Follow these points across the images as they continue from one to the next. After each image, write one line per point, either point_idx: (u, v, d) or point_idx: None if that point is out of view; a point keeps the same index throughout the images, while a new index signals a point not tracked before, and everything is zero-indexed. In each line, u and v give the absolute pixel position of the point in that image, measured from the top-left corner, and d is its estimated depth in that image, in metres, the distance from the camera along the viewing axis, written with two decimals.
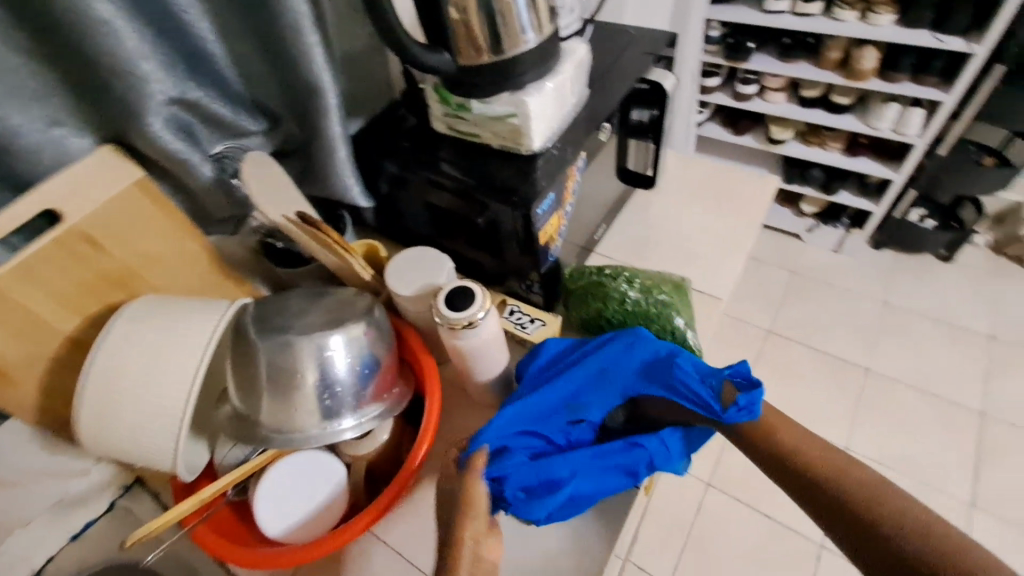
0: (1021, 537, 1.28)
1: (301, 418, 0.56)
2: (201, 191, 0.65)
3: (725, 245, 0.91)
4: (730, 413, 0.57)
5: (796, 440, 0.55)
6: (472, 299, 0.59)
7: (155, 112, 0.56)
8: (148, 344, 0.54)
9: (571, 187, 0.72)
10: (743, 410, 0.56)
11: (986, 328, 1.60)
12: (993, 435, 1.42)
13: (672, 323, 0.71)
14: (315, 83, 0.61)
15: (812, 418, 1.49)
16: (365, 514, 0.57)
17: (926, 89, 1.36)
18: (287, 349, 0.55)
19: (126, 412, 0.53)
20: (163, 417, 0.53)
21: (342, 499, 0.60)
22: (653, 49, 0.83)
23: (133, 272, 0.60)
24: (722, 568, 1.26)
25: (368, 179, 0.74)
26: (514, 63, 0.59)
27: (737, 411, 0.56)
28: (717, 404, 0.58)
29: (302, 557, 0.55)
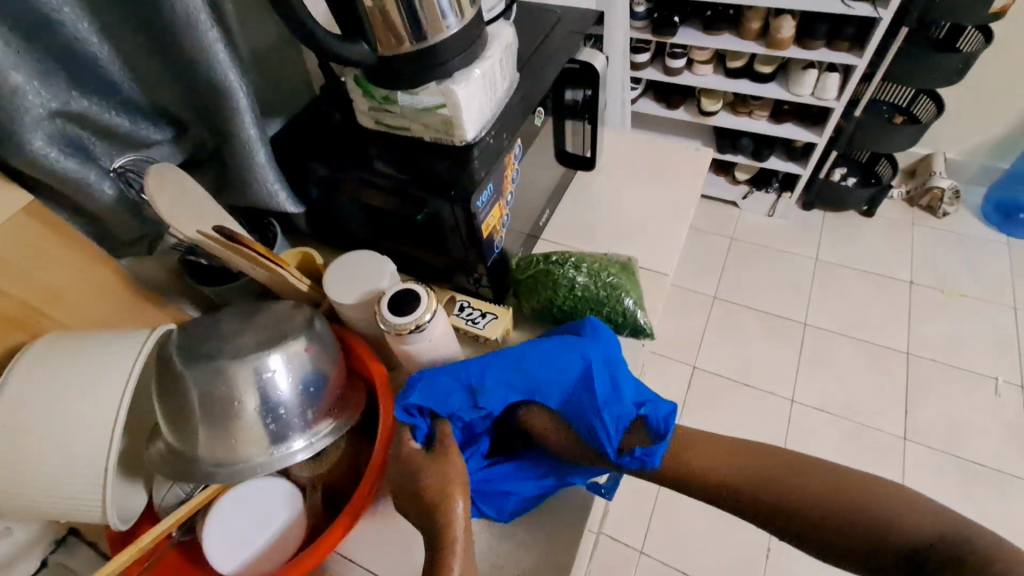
0: (947, 462, 1.41)
1: (246, 447, 0.52)
2: (103, 212, 0.59)
3: (666, 221, 0.92)
4: (624, 460, 0.55)
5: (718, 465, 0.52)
6: (417, 302, 0.57)
7: (35, 128, 0.50)
8: (60, 388, 0.48)
9: (510, 175, 0.70)
10: (637, 460, 0.54)
11: (905, 275, 1.73)
12: (920, 373, 1.54)
13: (622, 305, 0.72)
14: (222, 83, 0.56)
15: (760, 375, 1.57)
16: (328, 535, 0.54)
17: (840, 54, 1.43)
18: (219, 376, 0.51)
19: (44, 465, 0.47)
20: (86, 467, 0.48)
21: (300, 523, 0.57)
22: (581, 28, 0.82)
23: (33, 309, 0.54)
24: (689, 526, 1.31)
25: (295, 183, 0.70)
26: (438, 50, 0.57)
27: (630, 460, 0.55)
28: (613, 444, 0.56)
29: None
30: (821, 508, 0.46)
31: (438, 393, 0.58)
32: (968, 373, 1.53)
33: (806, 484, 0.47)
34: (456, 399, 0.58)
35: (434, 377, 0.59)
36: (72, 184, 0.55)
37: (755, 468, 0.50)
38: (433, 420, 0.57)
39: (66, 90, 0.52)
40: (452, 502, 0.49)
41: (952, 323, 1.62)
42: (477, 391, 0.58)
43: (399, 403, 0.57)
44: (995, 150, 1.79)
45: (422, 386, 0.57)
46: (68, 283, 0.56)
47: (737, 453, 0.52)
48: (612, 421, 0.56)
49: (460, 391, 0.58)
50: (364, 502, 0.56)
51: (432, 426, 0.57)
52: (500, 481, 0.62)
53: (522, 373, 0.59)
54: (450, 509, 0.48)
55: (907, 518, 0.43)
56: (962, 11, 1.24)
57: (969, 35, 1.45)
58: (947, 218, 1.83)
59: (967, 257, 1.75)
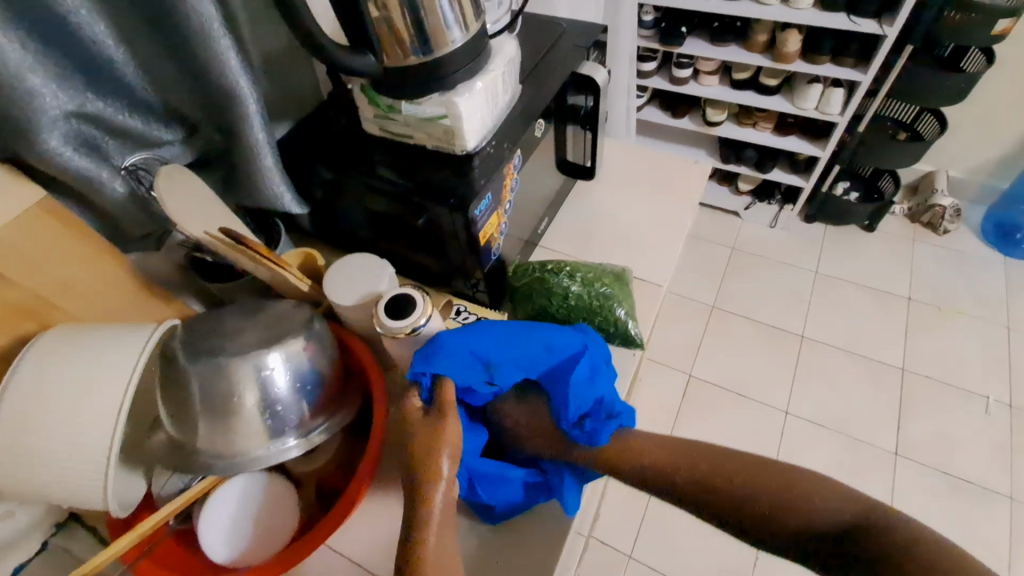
0: (938, 480, 1.42)
1: (244, 441, 0.54)
2: (115, 209, 0.61)
3: (664, 231, 0.94)
4: (573, 432, 0.59)
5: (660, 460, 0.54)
6: (414, 306, 0.59)
7: (50, 128, 0.52)
8: (67, 379, 0.50)
9: (509, 185, 0.71)
10: (585, 433, 0.58)
11: (904, 290, 1.74)
12: (915, 390, 1.55)
13: (613, 315, 0.74)
14: (232, 88, 0.58)
15: (755, 386, 1.58)
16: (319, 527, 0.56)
17: (845, 70, 1.44)
18: (220, 372, 0.53)
19: (47, 452, 0.49)
20: (88, 456, 0.49)
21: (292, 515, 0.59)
22: (585, 41, 0.83)
23: (43, 300, 0.56)
24: (677, 533, 1.33)
25: (301, 185, 0.72)
26: (442, 63, 0.59)
27: (578, 433, 0.59)
28: (570, 415, 0.59)
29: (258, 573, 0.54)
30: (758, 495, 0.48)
31: (456, 360, 0.57)
32: (961, 391, 1.54)
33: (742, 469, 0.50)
34: (472, 373, 0.58)
35: (450, 344, 0.58)
36: (84, 181, 0.56)
37: (690, 458, 0.53)
38: (435, 378, 0.57)
39: (82, 93, 0.54)
40: (437, 467, 0.50)
41: (949, 340, 1.63)
42: (494, 367, 0.59)
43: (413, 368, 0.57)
44: (996, 170, 1.80)
45: (442, 352, 0.57)
46: (78, 276, 0.58)
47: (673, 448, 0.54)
48: (575, 404, 0.60)
49: (473, 360, 0.59)
50: (362, 490, 0.57)
51: (436, 387, 0.56)
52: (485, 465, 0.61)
53: (530, 339, 0.62)
54: (429, 489, 0.49)
55: (828, 502, 0.46)
56: (968, 31, 1.26)
57: (973, 55, 1.48)
58: (947, 235, 1.84)
59: (967, 276, 1.75)
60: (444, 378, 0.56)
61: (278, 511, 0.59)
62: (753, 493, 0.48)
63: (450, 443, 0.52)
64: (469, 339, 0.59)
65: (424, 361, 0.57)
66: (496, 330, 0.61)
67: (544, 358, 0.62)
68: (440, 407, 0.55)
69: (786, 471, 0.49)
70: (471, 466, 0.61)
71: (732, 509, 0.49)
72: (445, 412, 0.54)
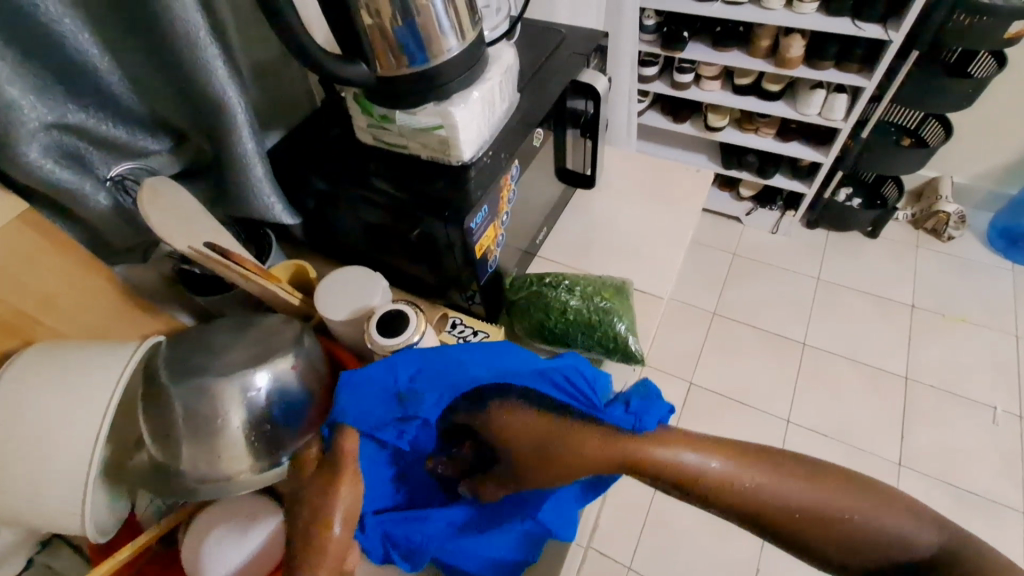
0: (942, 490, 1.40)
1: (230, 464, 0.52)
2: (99, 221, 0.59)
3: (664, 240, 0.92)
4: (613, 412, 0.49)
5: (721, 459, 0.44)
6: (407, 321, 0.57)
7: (31, 141, 0.49)
8: (43, 402, 0.48)
9: (506, 196, 0.70)
10: (629, 413, 0.48)
11: (908, 298, 1.72)
12: (918, 397, 1.53)
13: (613, 329, 0.71)
14: (221, 99, 0.56)
15: (757, 394, 1.56)
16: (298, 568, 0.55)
17: (849, 76, 1.43)
18: (204, 395, 0.51)
19: (19, 479, 0.47)
20: (61, 485, 0.47)
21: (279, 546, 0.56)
22: (585, 48, 0.81)
23: (26, 315, 0.54)
24: (678, 543, 1.32)
25: (293, 196, 0.70)
26: (438, 71, 0.57)
27: (624, 412, 0.48)
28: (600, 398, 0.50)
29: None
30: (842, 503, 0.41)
31: (361, 400, 0.55)
32: (966, 400, 1.52)
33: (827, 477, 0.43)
34: (383, 408, 0.55)
35: (353, 385, 0.55)
36: (67, 194, 0.54)
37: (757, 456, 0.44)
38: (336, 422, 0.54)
39: (64, 104, 0.52)
40: (327, 530, 0.49)
41: (952, 348, 1.61)
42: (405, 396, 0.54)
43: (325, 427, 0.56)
44: (1001, 175, 1.79)
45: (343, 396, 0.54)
46: (61, 290, 0.57)
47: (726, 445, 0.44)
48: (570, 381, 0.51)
49: (382, 400, 0.55)
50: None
51: (332, 432, 0.54)
52: (401, 530, 0.57)
53: (454, 354, 0.55)
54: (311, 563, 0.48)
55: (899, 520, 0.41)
56: (976, 36, 1.24)
57: (981, 59, 1.45)
58: (951, 242, 1.82)
59: (970, 282, 1.74)
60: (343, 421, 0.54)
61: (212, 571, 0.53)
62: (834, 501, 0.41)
63: (346, 499, 0.51)
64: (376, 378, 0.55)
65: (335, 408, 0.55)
66: (435, 347, 0.56)
67: (475, 374, 0.54)
68: (333, 465, 0.52)
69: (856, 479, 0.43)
70: (388, 529, 0.58)
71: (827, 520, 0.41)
72: (336, 471, 0.52)
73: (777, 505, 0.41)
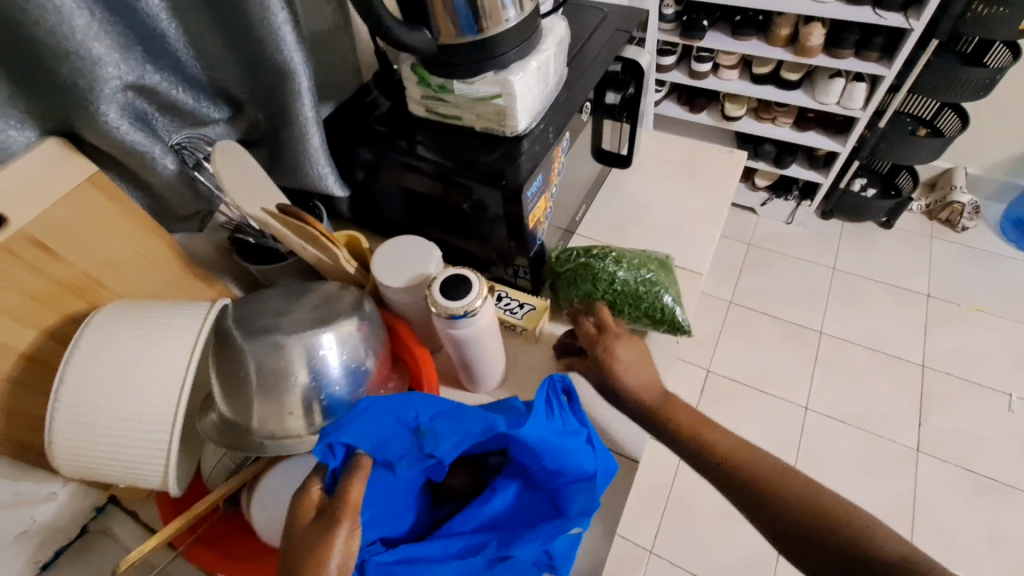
0: (959, 475, 1.41)
1: (292, 421, 0.53)
2: (164, 186, 0.59)
3: (699, 219, 0.93)
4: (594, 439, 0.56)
5: (722, 440, 0.57)
6: (469, 287, 0.57)
7: (110, 100, 0.50)
8: (116, 358, 0.47)
9: (556, 168, 0.71)
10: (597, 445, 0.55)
11: (923, 287, 1.73)
12: (935, 385, 1.55)
13: (660, 301, 0.72)
14: (287, 65, 0.56)
15: (775, 381, 1.57)
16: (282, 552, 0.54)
17: (869, 64, 1.43)
18: (276, 350, 0.52)
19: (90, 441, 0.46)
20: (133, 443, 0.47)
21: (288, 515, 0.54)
22: (626, 26, 0.82)
23: (91, 278, 0.56)
24: (698, 526, 1.33)
25: (342, 168, 0.71)
26: (497, 40, 0.58)
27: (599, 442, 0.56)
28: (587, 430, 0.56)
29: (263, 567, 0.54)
30: (807, 498, 0.51)
31: (377, 430, 0.49)
32: (981, 387, 1.54)
33: (798, 484, 0.52)
34: (400, 442, 0.50)
35: (367, 424, 0.49)
36: (136, 156, 0.54)
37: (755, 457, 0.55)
38: (351, 453, 0.47)
39: (142, 65, 0.52)
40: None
41: (969, 336, 1.63)
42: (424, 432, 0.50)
43: (321, 440, 0.48)
44: (1014, 166, 1.80)
45: (357, 431, 0.48)
46: (123, 254, 0.58)
47: (746, 444, 0.57)
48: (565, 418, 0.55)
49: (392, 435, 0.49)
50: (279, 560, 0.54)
51: (346, 464, 0.46)
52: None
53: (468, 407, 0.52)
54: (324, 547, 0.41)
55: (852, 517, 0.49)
56: (994, 24, 1.25)
57: (997, 51, 1.44)
58: (965, 232, 1.83)
59: (985, 272, 1.75)
60: (361, 452, 0.47)
61: (269, 535, 0.54)
62: (795, 501, 0.51)
63: (342, 541, 0.41)
64: (391, 414, 0.50)
65: (349, 431, 0.48)
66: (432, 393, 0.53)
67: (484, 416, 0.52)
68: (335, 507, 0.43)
69: (819, 493, 0.51)
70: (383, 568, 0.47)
71: (780, 514, 0.52)
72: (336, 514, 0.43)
73: (761, 469, 0.54)
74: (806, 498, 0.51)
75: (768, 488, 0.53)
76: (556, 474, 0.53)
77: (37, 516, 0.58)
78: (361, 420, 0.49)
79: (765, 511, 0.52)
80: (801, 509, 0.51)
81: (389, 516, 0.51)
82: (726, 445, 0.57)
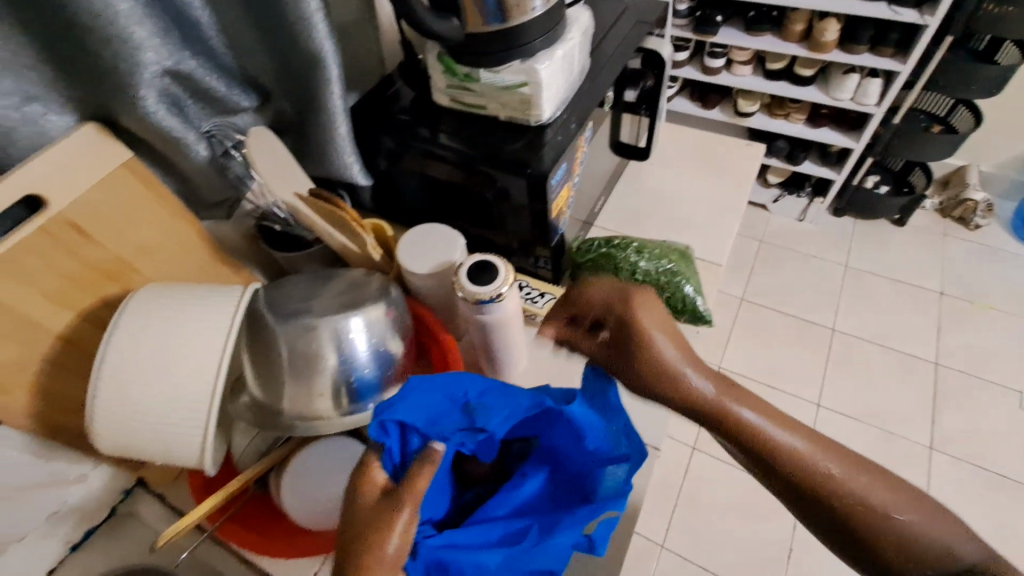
0: (971, 472, 1.41)
1: (320, 404, 0.54)
2: (195, 173, 0.60)
3: (717, 212, 0.93)
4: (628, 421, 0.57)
5: (769, 421, 0.43)
6: (496, 273, 0.58)
7: (149, 85, 0.51)
8: (153, 338, 0.48)
9: (578, 158, 0.71)
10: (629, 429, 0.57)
11: (936, 285, 1.72)
12: (948, 383, 1.54)
13: (681, 291, 0.73)
14: (317, 53, 0.57)
15: (787, 378, 1.57)
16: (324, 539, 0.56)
17: (883, 60, 1.42)
18: (308, 333, 0.53)
19: (126, 421, 0.47)
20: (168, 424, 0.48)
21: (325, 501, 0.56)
22: (647, 17, 0.82)
23: (125, 262, 0.57)
24: (709, 521, 1.33)
25: (366, 157, 0.72)
26: (523, 29, 0.58)
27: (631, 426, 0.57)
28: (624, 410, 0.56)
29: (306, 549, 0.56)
30: (871, 495, 0.41)
31: (430, 408, 0.49)
32: (995, 385, 1.53)
33: (863, 476, 0.42)
34: (450, 418, 0.50)
35: (422, 404, 0.49)
36: (171, 142, 0.55)
37: (810, 442, 0.42)
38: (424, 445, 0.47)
39: (180, 52, 0.53)
40: (379, 551, 0.40)
41: (982, 333, 1.62)
42: (475, 407, 0.50)
43: (373, 420, 0.47)
44: None
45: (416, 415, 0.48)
46: (156, 239, 0.59)
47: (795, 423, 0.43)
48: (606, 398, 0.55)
49: (442, 412, 0.50)
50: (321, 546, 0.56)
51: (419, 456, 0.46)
52: (460, 565, 0.48)
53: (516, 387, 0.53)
54: (385, 537, 0.41)
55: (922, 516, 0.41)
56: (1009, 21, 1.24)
57: (1007, 48, 1.43)
58: (979, 230, 1.82)
59: (999, 269, 1.74)
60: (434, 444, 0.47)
61: (300, 516, 0.56)
62: (859, 498, 0.41)
63: (404, 523, 0.42)
64: (443, 396, 0.51)
65: (403, 408, 0.47)
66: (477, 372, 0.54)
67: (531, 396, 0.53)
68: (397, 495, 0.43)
69: (885, 484, 0.42)
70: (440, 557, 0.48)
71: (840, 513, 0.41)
72: (398, 502, 0.43)
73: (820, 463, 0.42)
74: (873, 496, 0.41)
75: (827, 485, 0.41)
76: (591, 457, 0.54)
77: (69, 497, 0.59)
78: (416, 400, 0.49)
79: (819, 507, 0.41)
80: (867, 509, 0.41)
81: (435, 495, 0.52)
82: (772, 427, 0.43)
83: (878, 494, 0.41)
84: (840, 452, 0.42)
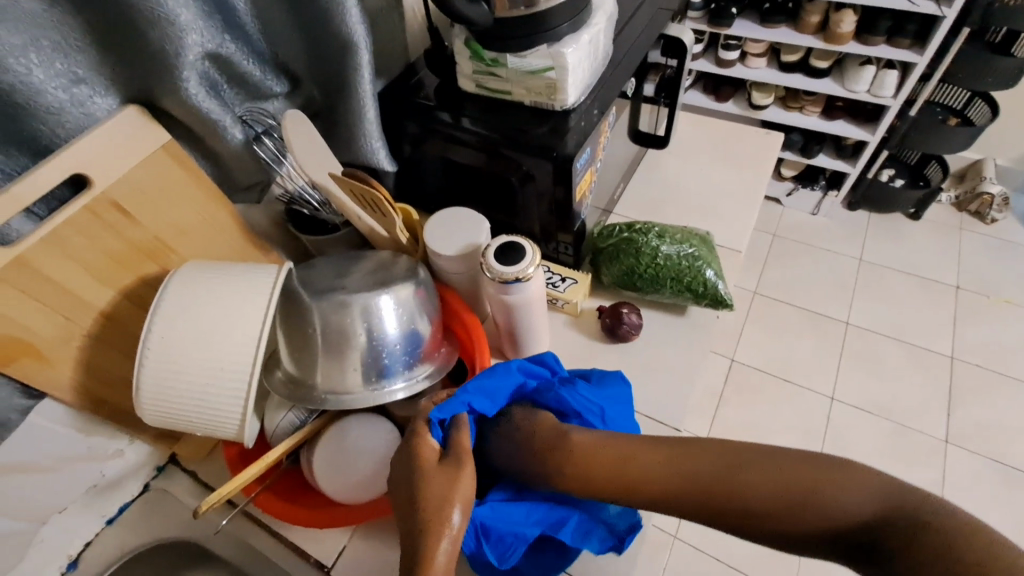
0: (987, 467, 1.40)
1: (352, 379, 0.55)
2: (230, 156, 0.61)
3: (735, 200, 0.94)
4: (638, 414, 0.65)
5: (643, 468, 0.52)
6: (523, 254, 0.59)
7: (190, 67, 0.52)
8: (193, 312, 0.49)
9: (601, 144, 0.72)
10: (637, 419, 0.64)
11: (953, 280, 1.71)
12: (964, 377, 1.53)
13: (702, 275, 0.73)
14: (349, 38, 0.58)
15: (801, 371, 1.57)
16: (367, 507, 0.59)
17: (901, 52, 1.41)
18: (340, 308, 0.54)
19: (167, 393, 0.49)
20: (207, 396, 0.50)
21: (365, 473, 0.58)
22: (668, 5, 0.83)
23: (162, 242, 0.58)
24: None
25: (391, 143, 0.73)
26: (549, 14, 0.59)
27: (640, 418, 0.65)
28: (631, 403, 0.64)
29: (346, 518, 0.59)
30: (763, 496, 0.46)
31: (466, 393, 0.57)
32: (1012, 379, 1.52)
33: (754, 478, 0.47)
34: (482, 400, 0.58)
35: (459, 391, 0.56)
36: (208, 124, 0.57)
37: (684, 469, 0.50)
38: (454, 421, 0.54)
39: (220, 35, 0.54)
40: (446, 519, 0.44)
41: (1000, 328, 1.61)
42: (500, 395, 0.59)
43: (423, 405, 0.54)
44: None
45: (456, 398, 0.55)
46: (192, 220, 0.60)
47: (667, 456, 0.51)
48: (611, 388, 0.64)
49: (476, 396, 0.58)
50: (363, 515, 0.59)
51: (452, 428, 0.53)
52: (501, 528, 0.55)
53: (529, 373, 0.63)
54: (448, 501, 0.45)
55: (832, 492, 0.45)
56: None
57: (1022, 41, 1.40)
58: (995, 225, 1.81)
59: (1017, 264, 1.72)
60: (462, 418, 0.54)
61: (334, 489, 0.58)
62: (754, 502, 0.46)
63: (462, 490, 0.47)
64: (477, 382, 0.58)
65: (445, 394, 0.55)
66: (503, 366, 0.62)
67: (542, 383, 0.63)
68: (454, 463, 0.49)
69: (775, 473, 0.47)
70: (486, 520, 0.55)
71: (748, 520, 0.47)
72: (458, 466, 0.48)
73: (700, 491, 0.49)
74: (765, 495, 0.46)
75: (718, 504, 0.48)
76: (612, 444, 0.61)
77: (107, 471, 0.62)
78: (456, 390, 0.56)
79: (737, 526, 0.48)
80: (767, 506, 0.46)
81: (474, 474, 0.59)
82: (645, 470, 0.51)
83: (767, 489, 0.46)
84: (718, 463, 0.49)
